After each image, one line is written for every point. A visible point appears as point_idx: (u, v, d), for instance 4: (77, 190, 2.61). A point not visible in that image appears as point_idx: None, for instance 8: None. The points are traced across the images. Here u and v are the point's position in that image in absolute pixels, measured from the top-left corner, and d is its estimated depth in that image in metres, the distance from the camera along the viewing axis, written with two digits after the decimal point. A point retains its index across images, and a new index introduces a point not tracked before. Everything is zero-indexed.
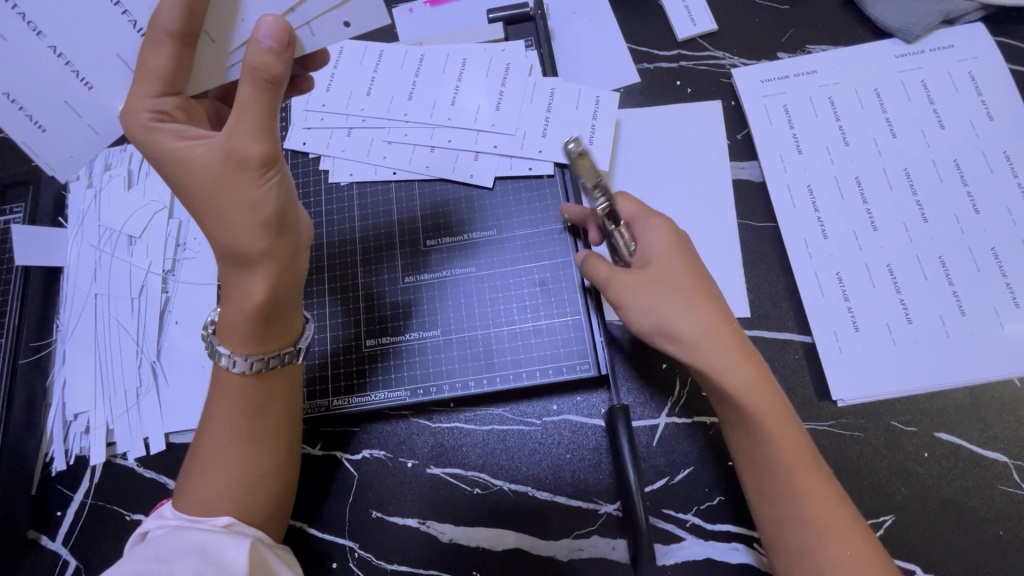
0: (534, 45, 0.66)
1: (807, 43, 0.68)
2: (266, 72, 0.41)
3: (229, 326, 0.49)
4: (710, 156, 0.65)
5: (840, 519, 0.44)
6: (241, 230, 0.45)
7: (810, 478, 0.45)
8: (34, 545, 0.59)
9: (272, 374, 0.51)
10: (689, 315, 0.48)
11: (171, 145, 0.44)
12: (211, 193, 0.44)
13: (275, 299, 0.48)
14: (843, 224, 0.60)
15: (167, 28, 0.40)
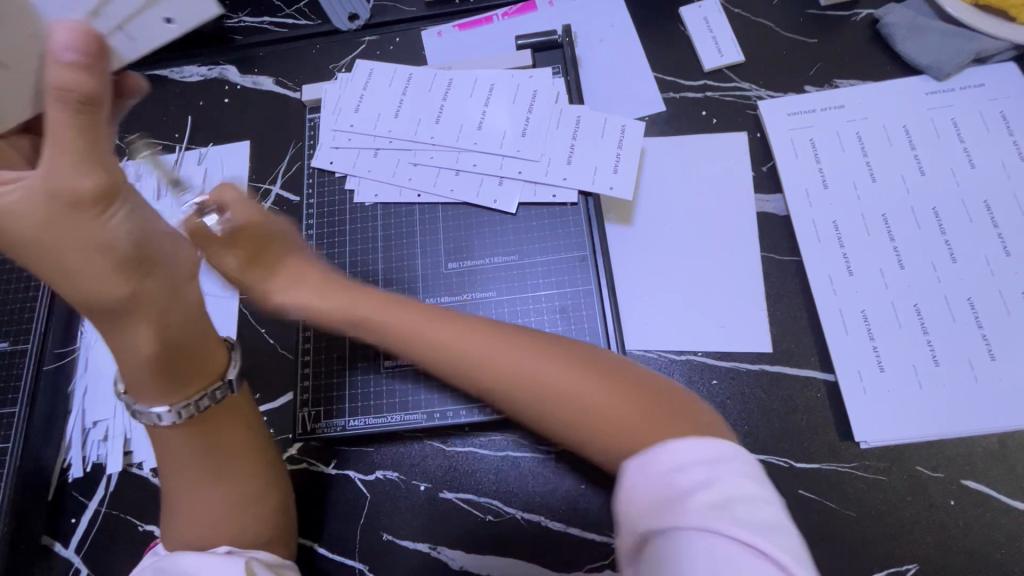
0: (562, 72, 0.66)
1: (836, 77, 0.68)
2: (76, 94, 0.35)
3: (137, 385, 0.45)
4: (735, 187, 0.64)
5: (631, 409, 0.41)
6: (95, 279, 0.39)
7: (616, 406, 0.41)
8: (48, 551, 0.60)
9: (210, 415, 0.49)
10: (419, 320, 0.47)
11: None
12: (56, 245, 0.38)
13: (173, 343, 0.44)
14: (870, 261, 0.59)
15: None
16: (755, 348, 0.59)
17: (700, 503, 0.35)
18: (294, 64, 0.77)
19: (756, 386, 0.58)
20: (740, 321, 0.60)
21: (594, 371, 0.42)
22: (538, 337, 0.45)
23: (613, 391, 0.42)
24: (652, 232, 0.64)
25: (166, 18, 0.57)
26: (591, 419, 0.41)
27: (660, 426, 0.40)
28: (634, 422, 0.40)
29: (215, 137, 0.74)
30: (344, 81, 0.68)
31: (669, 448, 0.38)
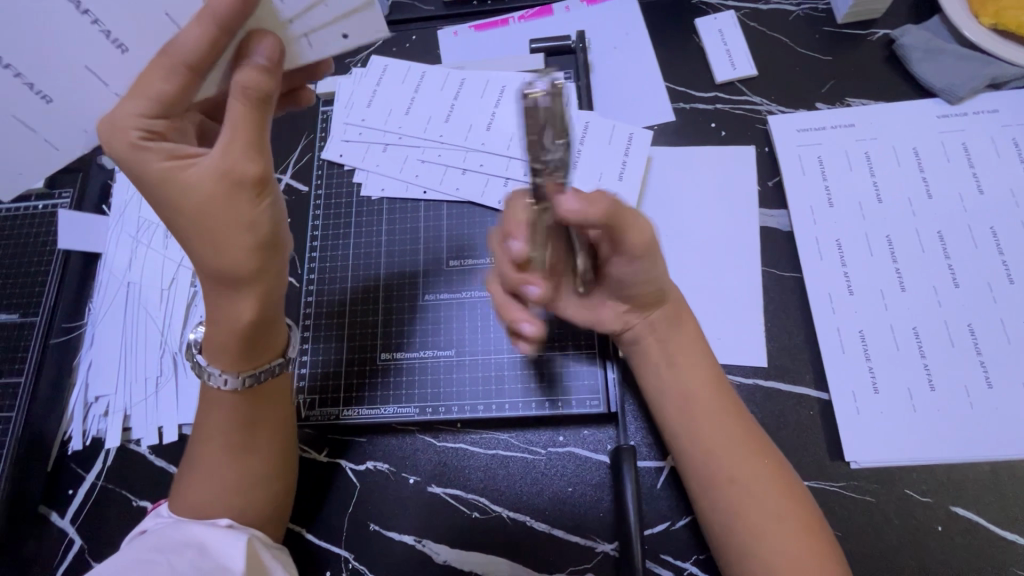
0: (573, 78, 0.67)
1: (847, 95, 0.68)
2: (256, 90, 0.42)
3: (226, 347, 0.48)
4: (740, 201, 0.65)
5: (768, 480, 0.48)
6: (233, 251, 0.44)
7: (741, 462, 0.49)
8: (43, 520, 0.61)
9: (263, 390, 0.51)
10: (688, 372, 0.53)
11: (160, 170, 0.42)
12: (209, 214, 0.43)
13: (268, 316, 0.48)
14: (871, 282, 0.59)
15: (186, 60, 0.40)
16: (750, 362, 0.59)
17: None
18: None
19: (748, 400, 0.58)
20: (737, 334, 0.60)
21: (757, 455, 0.50)
22: (756, 440, 0.50)
23: (769, 471, 0.49)
24: None
25: (343, 34, 0.44)
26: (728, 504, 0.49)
27: (801, 539, 0.46)
28: (773, 512, 0.47)
29: None
30: (358, 76, 0.69)
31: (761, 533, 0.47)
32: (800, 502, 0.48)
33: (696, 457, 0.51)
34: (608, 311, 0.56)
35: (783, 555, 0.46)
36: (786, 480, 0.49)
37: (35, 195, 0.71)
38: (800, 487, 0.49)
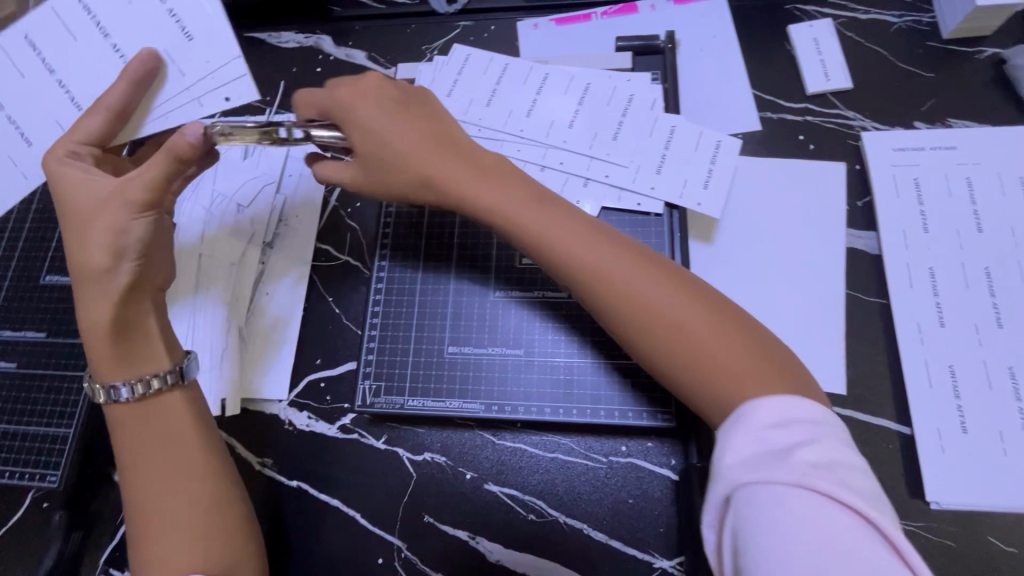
0: (661, 79, 0.65)
1: (948, 116, 0.65)
2: (180, 152, 0.49)
3: (95, 351, 0.51)
4: (826, 219, 0.62)
5: (721, 343, 0.40)
6: (92, 253, 0.50)
7: (694, 319, 0.41)
8: (107, 480, 0.63)
9: (149, 422, 0.50)
10: (577, 234, 0.46)
11: (71, 177, 0.50)
12: (85, 212, 0.50)
13: (128, 321, 0.51)
14: (965, 315, 0.56)
15: (109, 103, 0.49)
16: (828, 388, 0.57)
17: (803, 461, 0.34)
18: (388, 41, 0.77)
19: None
20: (815, 359, 0.57)
21: (698, 302, 0.41)
22: (667, 268, 0.44)
23: (705, 325, 0.41)
24: (733, 255, 0.62)
25: (225, 97, 0.50)
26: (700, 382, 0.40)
27: (765, 373, 0.39)
28: (758, 383, 0.38)
29: None
30: (440, 64, 0.68)
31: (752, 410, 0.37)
32: (695, 295, 0.42)
33: (599, 304, 0.44)
34: (502, 195, 0.48)
35: (736, 366, 0.39)
36: (706, 318, 0.41)
37: None
38: (702, 284, 0.44)
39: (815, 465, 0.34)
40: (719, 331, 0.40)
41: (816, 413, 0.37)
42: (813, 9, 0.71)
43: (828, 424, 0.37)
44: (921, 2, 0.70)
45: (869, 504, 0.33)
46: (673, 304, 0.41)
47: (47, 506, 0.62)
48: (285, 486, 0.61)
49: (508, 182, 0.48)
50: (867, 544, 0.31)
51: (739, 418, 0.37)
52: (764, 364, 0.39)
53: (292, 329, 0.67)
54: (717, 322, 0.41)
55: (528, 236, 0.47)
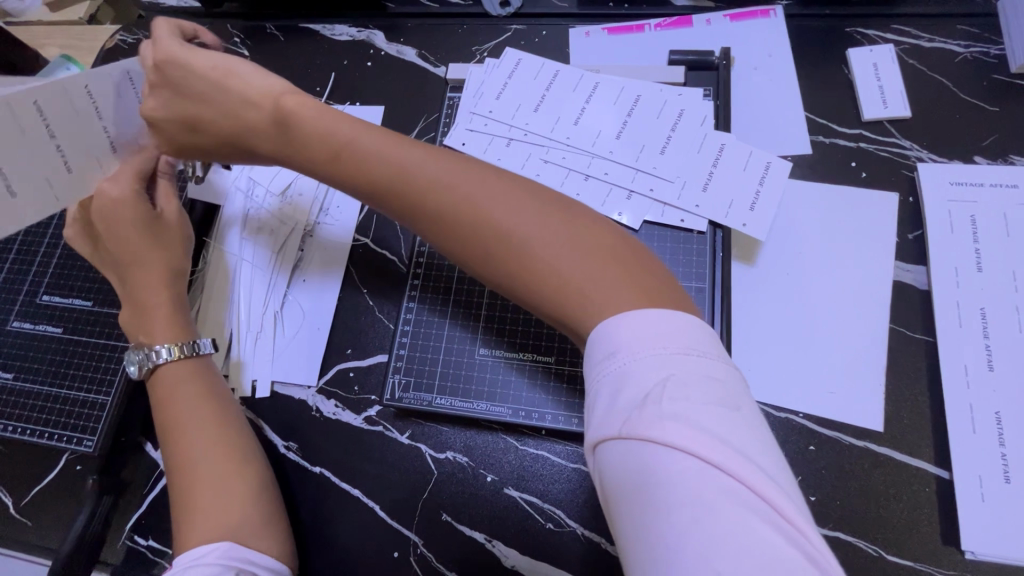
0: (712, 96, 0.64)
1: (1013, 152, 0.62)
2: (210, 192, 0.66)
3: (151, 330, 0.59)
4: (872, 249, 0.60)
5: (565, 249, 0.39)
6: (161, 254, 0.61)
7: (543, 233, 0.40)
8: (139, 449, 0.65)
9: (179, 397, 0.56)
10: (454, 163, 0.45)
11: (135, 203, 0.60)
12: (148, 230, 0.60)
13: (179, 300, 0.61)
14: (1016, 360, 0.54)
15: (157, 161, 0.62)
16: (864, 424, 0.55)
17: (629, 403, 0.33)
18: (439, 39, 0.78)
19: (856, 464, 0.54)
20: (850, 390, 0.56)
21: (535, 208, 0.41)
22: (534, 193, 0.43)
23: (564, 232, 0.40)
24: (773, 278, 0.61)
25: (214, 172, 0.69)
26: (563, 299, 0.39)
27: (625, 282, 0.38)
28: (621, 290, 0.37)
29: (353, 97, 0.77)
30: (491, 67, 0.68)
31: (613, 327, 0.36)
32: (569, 213, 0.42)
33: (449, 237, 0.43)
34: (374, 137, 0.47)
35: (574, 268, 0.39)
36: (556, 229, 0.40)
37: None
38: (546, 192, 0.44)
39: (642, 405, 0.32)
40: (569, 238, 0.40)
41: (653, 335, 0.35)
42: (874, 34, 0.70)
43: (669, 348, 0.34)
44: (989, 33, 0.68)
45: (713, 439, 0.31)
46: (509, 208, 0.41)
47: (81, 469, 0.64)
48: (307, 472, 0.62)
49: (322, 122, 0.49)
50: (705, 480, 0.30)
51: (590, 352, 0.37)
52: (603, 266, 0.39)
53: (325, 318, 0.68)
54: (546, 219, 0.41)
55: (366, 186, 0.47)
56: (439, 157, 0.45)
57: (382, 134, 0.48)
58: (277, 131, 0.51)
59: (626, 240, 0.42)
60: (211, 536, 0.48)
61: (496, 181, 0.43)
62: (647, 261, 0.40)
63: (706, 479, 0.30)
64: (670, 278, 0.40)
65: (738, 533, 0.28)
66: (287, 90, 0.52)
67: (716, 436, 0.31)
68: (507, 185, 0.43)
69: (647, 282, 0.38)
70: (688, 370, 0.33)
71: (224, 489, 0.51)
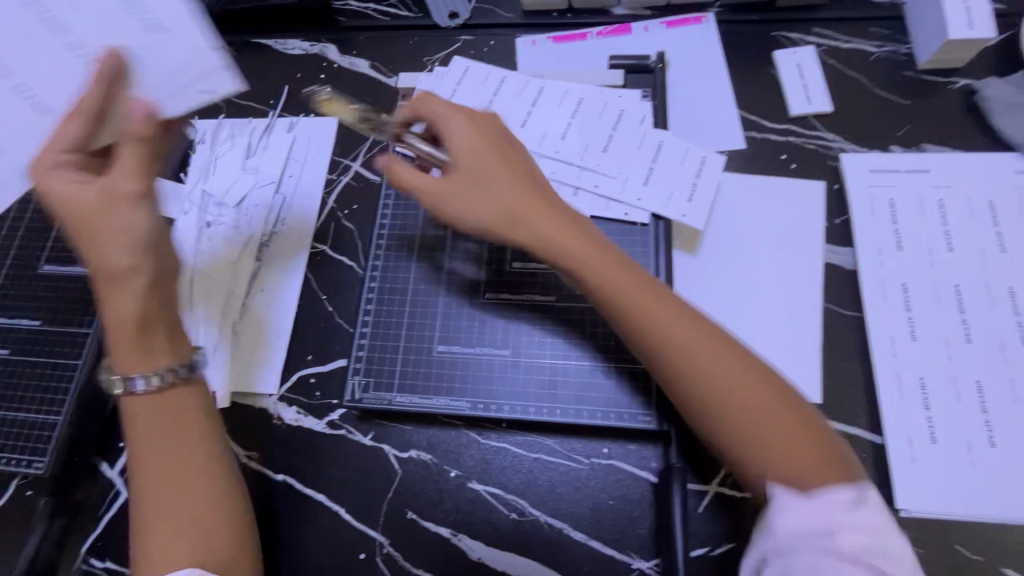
0: (650, 97, 0.68)
1: (924, 141, 0.68)
2: (147, 136, 0.47)
3: (116, 351, 0.48)
4: (804, 234, 0.65)
5: (741, 376, 0.45)
6: (113, 258, 0.45)
7: (696, 340, 0.46)
8: (93, 470, 0.64)
9: (173, 400, 0.49)
10: (565, 238, 0.50)
11: (63, 190, 0.45)
12: (90, 218, 0.45)
13: (147, 316, 0.47)
14: (935, 330, 0.59)
15: (85, 107, 0.46)
16: (804, 397, 0.58)
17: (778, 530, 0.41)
18: (391, 51, 0.80)
19: None
20: (791, 366, 0.59)
21: (634, 285, 0.49)
22: (651, 286, 0.49)
23: (705, 338, 0.46)
24: (715, 265, 0.64)
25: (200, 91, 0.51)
26: (732, 425, 0.44)
27: (759, 390, 0.44)
28: (782, 425, 0.43)
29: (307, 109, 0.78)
30: (440, 76, 0.71)
31: (802, 479, 0.41)
32: (671, 302, 0.49)
33: (652, 352, 0.47)
34: (485, 198, 0.51)
35: (735, 396, 0.44)
36: (676, 316, 0.47)
37: None
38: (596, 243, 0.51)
39: (800, 532, 0.40)
40: (695, 340, 0.46)
41: (787, 460, 0.42)
42: (798, 36, 0.75)
43: (800, 462, 0.42)
44: (899, 34, 0.74)
45: (839, 532, 0.39)
46: (643, 306, 0.48)
47: (32, 494, 0.63)
48: (270, 480, 0.62)
49: (348, 141, 0.50)
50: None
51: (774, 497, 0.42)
52: (754, 390, 0.44)
53: (285, 325, 0.68)
54: (654, 302, 0.48)
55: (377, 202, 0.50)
56: (529, 204, 0.51)
57: (473, 172, 0.52)
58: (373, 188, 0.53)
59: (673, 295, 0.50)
60: (171, 561, 0.45)
61: (559, 234, 0.51)
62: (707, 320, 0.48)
63: (820, 524, 0.40)
64: (726, 336, 0.48)
65: (822, 565, 0.38)
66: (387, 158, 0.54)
67: (836, 524, 0.40)
68: (568, 234, 0.51)
69: (752, 370, 0.45)
70: (784, 471, 0.42)
71: (180, 517, 0.46)
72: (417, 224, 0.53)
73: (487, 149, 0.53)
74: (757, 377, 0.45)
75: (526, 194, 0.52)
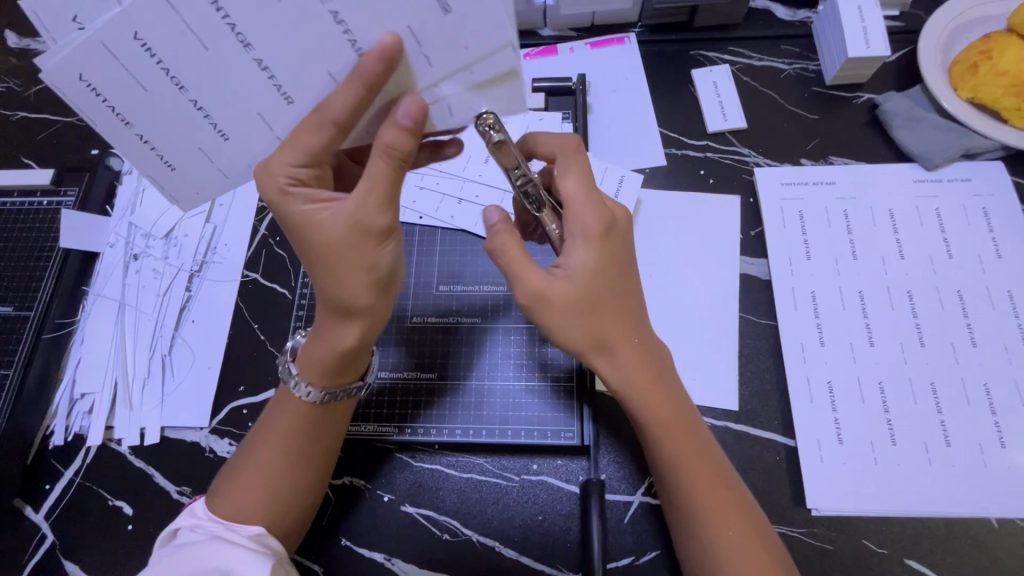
0: (571, 118, 0.71)
1: (831, 154, 0.72)
2: (397, 149, 0.43)
3: (309, 365, 0.52)
4: (721, 247, 0.67)
5: (728, 503, 0.50)
6: (352, 288, 0.47)
7: (698, 466, 0.50)
8: (17, 514, 0.62)
9: (334, 407, 0.54)
10: (673, 395, 0.52)
11: (301, 212, 0.46)
12: (333, 251, 0.46)
13: (365, 343, 0.51)
14: (842, 335, 0.62)
15: (335, 117, 0.41)
16: (722, 405, 0.61)
17: None
18: None
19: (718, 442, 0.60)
20: (710, 376, 0.62)
21: (708, 464, 0.51)
22: (664, 390, 0.52)
23: (717, 474, 0.51)
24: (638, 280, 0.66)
25: (481, 105, 0.44)
26: (716, 546, 0.48)
27: (750, 537, 0.48)
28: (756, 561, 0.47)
29: None
30: None
31: None
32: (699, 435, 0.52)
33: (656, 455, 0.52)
34: (632, 341, 0.51)
35: (718, 527, 0.49)
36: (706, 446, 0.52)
37: (40, 191, 0.72)
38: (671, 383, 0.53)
39: None
40: (694, 462, 0.51)
41: None
42: (714, 55, 0.78)
43: None
44: (808, 51, 0.77)
45: None
46: (661, 423, 0.51)
47: None
48: None
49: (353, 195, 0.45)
50: None
51: None
52: (736, 523, 0.49)
53: (216, 357, 0.68)
54: (673, 424, 0.51)
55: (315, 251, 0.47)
56: (639, 345, 0.52)
57: (605, 288, 0.51)
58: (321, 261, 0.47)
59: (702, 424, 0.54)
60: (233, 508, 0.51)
61: (657, 376, 0.52)
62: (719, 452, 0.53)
63: None
64: (727, 466, 0.52)
65: None
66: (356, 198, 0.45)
67: None
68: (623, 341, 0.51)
69: (749, 510, 0.50)
70: None
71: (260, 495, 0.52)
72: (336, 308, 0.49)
73: (597, 252, 0.50)
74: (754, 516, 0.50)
75: (628, 324, 0.52)
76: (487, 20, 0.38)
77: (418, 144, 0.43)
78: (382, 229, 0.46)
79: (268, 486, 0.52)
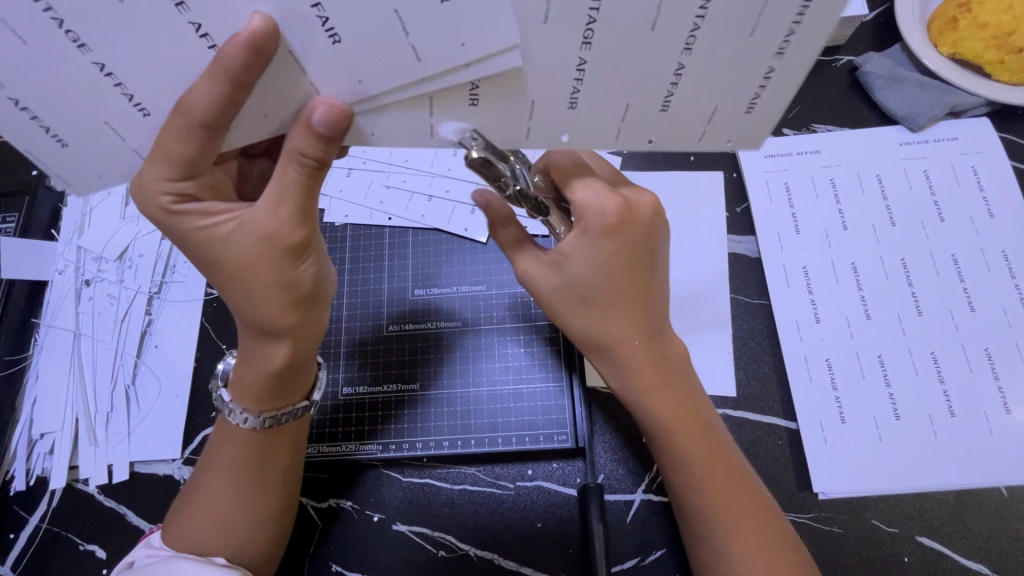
0: None
1: (814, 121, 0.69)
2: (311, 159, 0.39)
3: (240, 385, 0.49)
4: (708, 227, 0.64)
5: (746, 510, 0.47)
6: (269, 305, 0.44)
7: (713, 470, 0.48)
8: None
9: (282, 430, 0.51)
10: (684, 392, 0.50)
11: (199, 230, 0.42)
12: (241, 268, 0.43)
13: (300, 358, 0.48)
14: (837, 309, 0.60)
15: (204, 120, 0.37)
16: (720, 392, 0.58)
17: None
18: None
19: None
20: (706, 364, 0.59)
21: (719, 466, 0.48)
22: (678, 386, 0.50)
23: (734, 477, 0.48)
24: None
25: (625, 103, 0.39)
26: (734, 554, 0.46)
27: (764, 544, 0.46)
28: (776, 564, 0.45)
29: None
30: None
31: None
32: (715, 437, 0.50)
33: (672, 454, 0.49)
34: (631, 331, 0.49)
35: (735, 541, 0.46)
36: (720, 446, 0.49)
37: None
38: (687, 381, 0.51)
39: None
40: (710, 465, 0.48)
41: None
42: None
43: None
44: None
45: None
46: (677, 423, 0.49)
47: None
48: None
49: (257, 207, 0.42)
50: None
51: None
52: (748, 531, 0.46)
53: (184, 383, 0.63)
54: (689, 425, 0.49)
55: (226, 273, 0.44)
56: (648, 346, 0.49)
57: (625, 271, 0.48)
58: (231, 281, 0.44)
59: (718, 424, 0.51)
60: (184, 541, 0.48)
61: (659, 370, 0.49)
62: (736, 456, 0.50)
63: None
64: (750, 475, 0.49)
65: None
66: (259, 208, 0.42)
67: None
68: (643, 333, 0.49)
69: (765, 512, 0.47)
70: None
71: (208, 530, 0.48)
72: (259, 326, 0.46)
73: (597, 249, 0.47)
74: (771, 521, 0.47)
75: (651, 321, 0.49)
76: (615, 42, 0.36)
77: (336, 152, 0.39)
78: (295, 244, 0.43)
79: (231, 521, 0.49)
